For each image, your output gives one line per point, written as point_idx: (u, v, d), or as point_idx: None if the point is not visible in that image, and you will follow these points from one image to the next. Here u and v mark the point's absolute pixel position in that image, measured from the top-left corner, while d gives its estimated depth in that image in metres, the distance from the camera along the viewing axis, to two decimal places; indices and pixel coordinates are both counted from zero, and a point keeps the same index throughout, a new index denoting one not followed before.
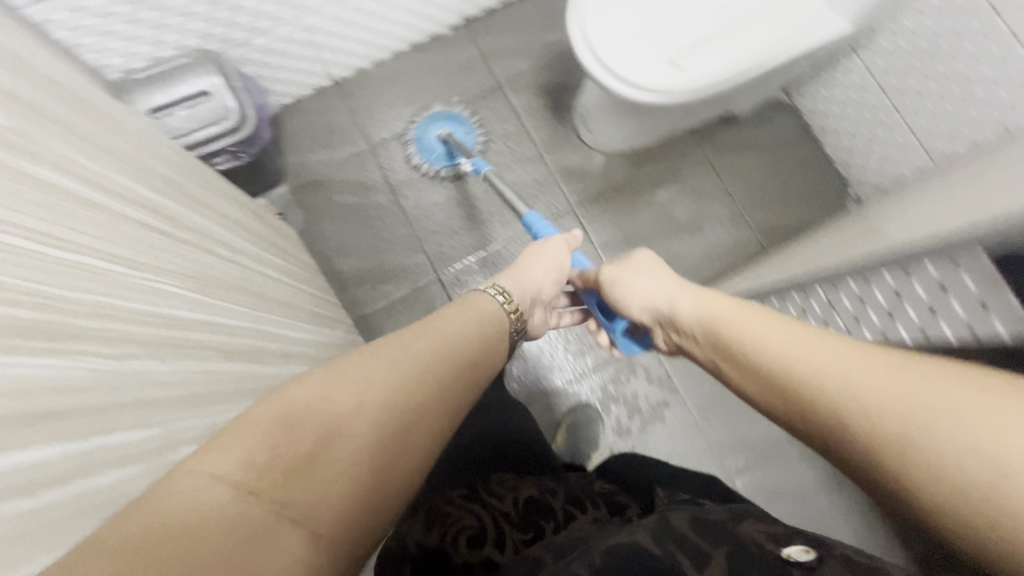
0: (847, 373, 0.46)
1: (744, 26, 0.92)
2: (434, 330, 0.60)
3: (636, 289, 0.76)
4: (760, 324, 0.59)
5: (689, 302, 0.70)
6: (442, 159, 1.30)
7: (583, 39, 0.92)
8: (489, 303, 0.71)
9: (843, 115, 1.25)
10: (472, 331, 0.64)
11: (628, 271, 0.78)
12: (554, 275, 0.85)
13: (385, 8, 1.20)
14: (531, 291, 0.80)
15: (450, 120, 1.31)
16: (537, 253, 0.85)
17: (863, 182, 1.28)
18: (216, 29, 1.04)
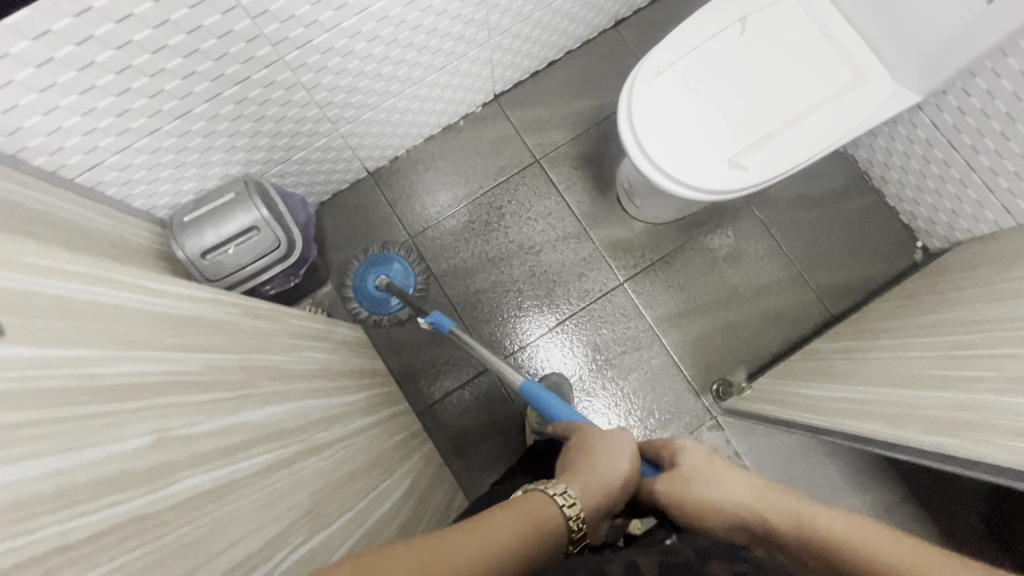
0: (832, 535, 0.52)
1: (810, 115, 0.86)
2: (494, 533, 0.43)
3: (717, 485, 0.60)
4: (779, 497, 0.58)
5: (772, 502, 0.58)
6: (384, 307, 1.25)
7: (636, 143, 0.88)
8: (554, 510, 0.49)
9: (905, 167, 1.19)
10: (538, 528, 0.46)
11: (705, 472, 0.62)
12: (627, 488, 0.57)
13: (418, 102, 1.18)
14: (602, 508, 0.54)
15: (374, 262, 1.27)
16: (609, 453, 0.59)
17: (932, 234, 1.23)
18: (257, 154, 1.03)
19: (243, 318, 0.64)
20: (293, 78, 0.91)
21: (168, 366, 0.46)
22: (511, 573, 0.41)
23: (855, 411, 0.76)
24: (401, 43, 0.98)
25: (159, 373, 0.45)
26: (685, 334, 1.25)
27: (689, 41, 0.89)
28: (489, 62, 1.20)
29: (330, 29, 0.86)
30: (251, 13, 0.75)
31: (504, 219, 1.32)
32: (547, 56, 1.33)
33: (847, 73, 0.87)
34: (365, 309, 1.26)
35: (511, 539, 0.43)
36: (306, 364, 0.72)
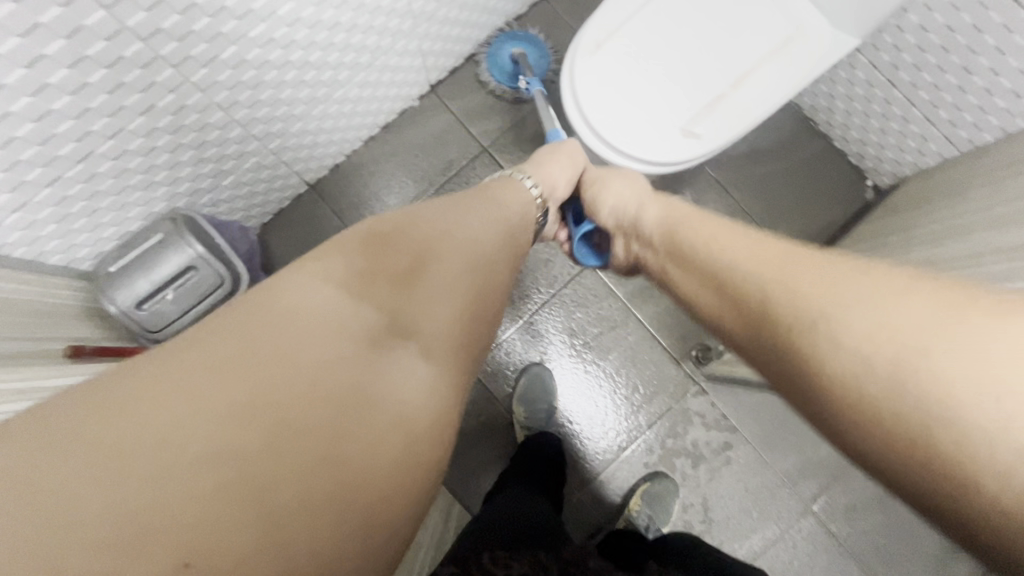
0: (783, 275, 0.52)
1: (756, 72, 0.84)
2: (463, 215, 0.62)
3: (617, 186, 0.80)
4: (680, 215, 0.73)
5: (653, 211, 0.76)
6: (508, 79, 1.22)
7: (587, 123, 0.84)
8: (529, 186, 0.76)
9: (848, 109, 1.20)
10: (529, 201, 0.74)
11: (615, 172, 0.82)
12: (564, 184, 0.82)
13: (350, 105, 1.11)
14: (547, 182, 0.79)
15: (527, 43, 1.23)
16: (559, 159, 0.82)
17: (880, 172, 1.25)
18: (182, 186, 0.94)
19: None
20: (206, 99, 0.82)
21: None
22: (495, 233, 0.63)
23: None
24: (321, 46, 0.91)
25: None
26: (659, 305, 1.25)
27: (625, 9, 0.85)
28: (420, 53, 1.14)
29: (239, 40, 0.78)
30: (143, 36, 0.66)
31: None
32: (479, 38, 1.26)
33: (788, 25, 0.85)
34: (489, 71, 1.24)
35: (486, 219, 0.64)
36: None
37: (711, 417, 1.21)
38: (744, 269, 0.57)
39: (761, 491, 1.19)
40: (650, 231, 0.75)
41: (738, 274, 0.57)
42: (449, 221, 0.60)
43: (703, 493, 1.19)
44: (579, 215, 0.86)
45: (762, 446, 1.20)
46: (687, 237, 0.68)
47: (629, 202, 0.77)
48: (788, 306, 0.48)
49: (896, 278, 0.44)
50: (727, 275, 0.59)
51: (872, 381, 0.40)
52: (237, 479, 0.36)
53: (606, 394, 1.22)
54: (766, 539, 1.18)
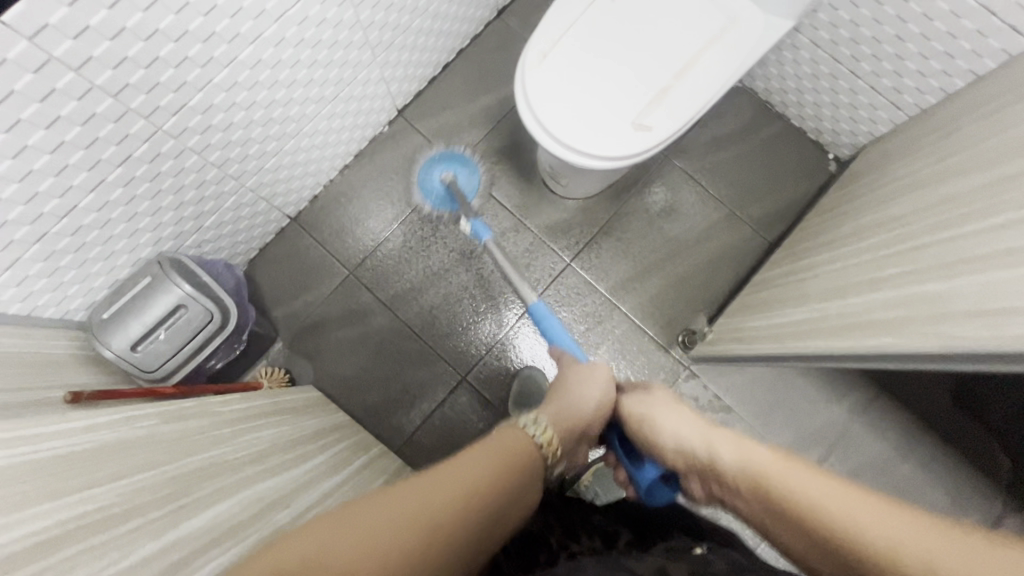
0: (852, 509, 0.45)
1: (697, 62, 0.89)
2: (455, 474, 0.48)
3: (662, 417, 0.69)
4: (731, 444, 0.61)
5: (721, 443, 0.61)
6: (446, 205, 1.23)
7: (543, 129, 0.89)
8: (521, 434, 0.58)
9: (799, 88, 1.24)
10: (521, 448, 0.57)
11: (664, 408, 0.71)
12: (594, 405, 0.72)
13: (321, 137, 1.15)
14: (564, 417, 0.68)
15: (451, 160, 1.26)
16: (585, 377, 0.76)
17: (840, 144, 1.29)
18: (164, 231, 0.98)
19: (154, 427, 0.61)
20: (179, 145, 0.87)
21: (70, 510, 0.44)
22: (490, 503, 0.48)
23: (802, 332, 0.79)
24: (284, 84, 0.95)
25: (65, 523, 0.43)
26: (641, 296, 1.28)
27: (566, 19, 0.90)
28: (382, 81, 1.19)
29: (204, 87, 0.82)
30: (113, 91, 0.71)
31: (439, 231, 1.30)
32: (438, 61, 1.32)
33: (720, 15, 0.90)
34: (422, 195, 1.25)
35: (474, 478, 0.48)
36: (247, 450, 0.69)
37: (704, 400, 1.23)
38: (793, 498, 0.49)
39: None
40: (728, 472, 0.58)
41: (800, 497, 0.49)
42: (388, 505, 0.43)
43: None
44: (635, 456, 0.74)
45: (758, 422, 1.22)
46: (773, 481, 0.52)
47: (685, 437, 0.65)
48: (869, 544, 0.42)
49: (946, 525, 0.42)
50: (791, 508, 0.49)
51: None
52: None
53: None
54: None
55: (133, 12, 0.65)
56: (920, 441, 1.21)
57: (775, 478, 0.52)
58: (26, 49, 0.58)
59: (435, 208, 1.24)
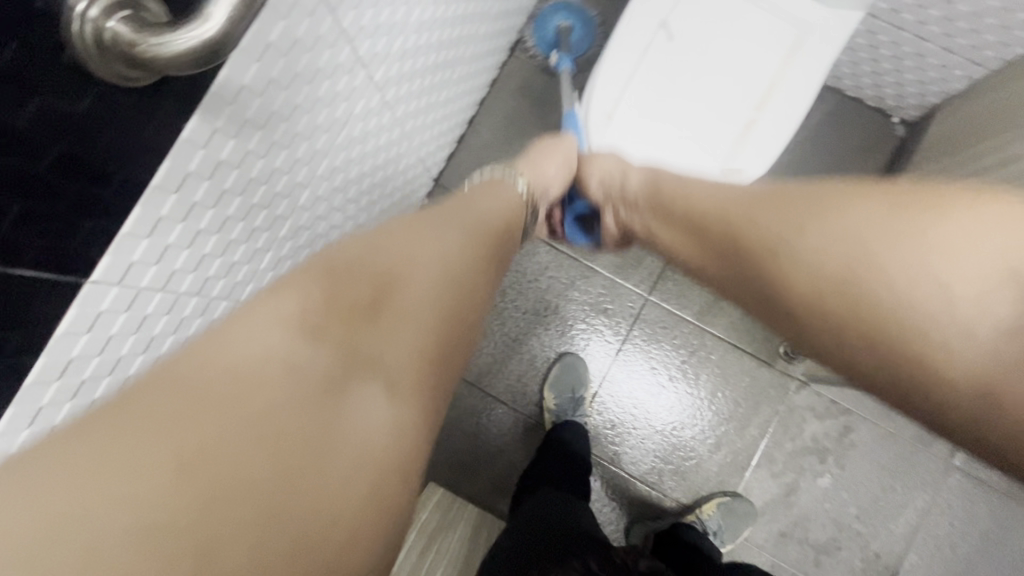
0: (798, 222, 0.57)
1: (777, 85, 0.81)
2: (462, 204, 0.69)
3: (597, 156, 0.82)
4: (702, 187, 0.69)
5: (637, 171, 0.77)
6: (546, 46, 1.22)
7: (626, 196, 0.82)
8: (510, 188, 0.78)
9: (853, 60, 1.15)
10: (502, 193, 0.75)
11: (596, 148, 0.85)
12: (555, 180, 0.84)
13: None
14: (540, 181, 0.82)
15: (580, 24, 1.22)
16: (550, 156, 0.84)
17: (905, 107, 1.20)
18: None
19: None
20: None
21: None
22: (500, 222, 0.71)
23: None
24: (337, 207, 0.91)
25: None
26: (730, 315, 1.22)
27: (623, 71, 0.82)
28: (416, 160, 1.13)
29: (272, 244, 0.77)
30: (197, 289, 0.66)
31: (505, 294, 1.23)
32: (462, 120, 1.25)
33: (789, 28, 0.81)
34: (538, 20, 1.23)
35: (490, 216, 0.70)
36: None
37: (821, 407, 1.18)
38: (767, 228, 0.59)
39: (897, 464, 1.16)
40: (634, 194, 0.77)
41: (767, 226, 0.59)
42: (419, 224, 0.61)
43: (842, 486, 1.16)
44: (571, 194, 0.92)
45: (884, 420, 1.17)
46: (697, 208, 0.67)
47: (612, 169, 0.80)
48: (811, 248, 0.55)
49: (890, 198, 0.54)
50: (749, 244, 0.60)
51: (855, 281, 0.53)
52: (203, 538, 0.37)
53: (711, 406, 1.20)
54: (920, 511, 1.15)
55: (206, 212, 0.60)
56: None
57: (730, 216, 0.63)
58: (117, 294, 0.53)
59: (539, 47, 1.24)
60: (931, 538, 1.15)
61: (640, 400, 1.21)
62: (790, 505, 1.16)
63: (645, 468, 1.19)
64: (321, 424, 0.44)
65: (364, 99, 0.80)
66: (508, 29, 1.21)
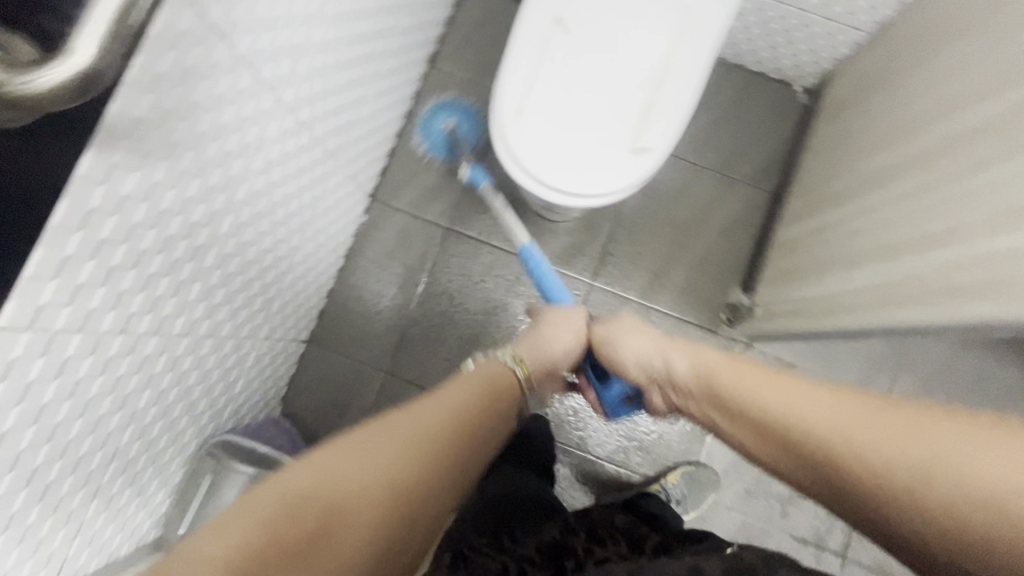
0: (849, 418, 0.54)
1: (670, 65, 0.86)
2: (442, 398, 0.63)
3: (627, 341, 0.78)
4: (733, 370, 0.66)
5: (681, 356, 0.72)
6: (441, 150, 1.26)
7: (544, 184, 0.85)
8: (498, 364, 0.74)
9: (750, 37, 1.22)
10: (495, 374, 0.72)
11: (618, 328, 0.80)
12: (563, 349, 0.81)
13: (311, 256, 1.11)
14: (539, 355, 0.79)
15: (465, 118, 1.27)
16: (562, 329, 0.83)
17: (804, 76, 1.28)
18: (203, 417, 0.93)
19: None
20: (193, 338, 0.81)
21: None
22: (469, 410, 0.63)
23: (872, 302, 0.77)
24: (267, 231, 0.91)
25: None
26: (672, 290, 1.27)
27: (526, 68, 0.86)
28: (347, 177, 1.14)
29: (199, 275, 0.77)
30: (121, 326, 0.65)
31: (454, 297, 1.27)
32: (390, 134, 1.27)
33: (675, 11, 0.87)
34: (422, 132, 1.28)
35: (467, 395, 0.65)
36: None
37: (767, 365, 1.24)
38: (821, 435, 0.55)
39: None
40: (684, 380, 0.71)
41: (805, 420, 0.56)
42: (390, 419, 0.57)
43: None
44: (601, 371, 0.86)
45: None
46: (724, 386, 0.65)
47: (648, 353, 0.76)
48: (890, 469, 0.50)
49: (960, 420, 0.51)
50: (793, 434, 0.57)
51: (961, 501, 0.47)
52: None
53: None
54: None
55: (117, 247, 0.60)
56: None
57: (755, 402, 0.62)
58: (30, 338, 0.52)
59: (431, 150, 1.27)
60: None
61: None
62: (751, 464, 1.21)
63: (611, 450, 1.22)
64: None
65: (278, 121, 0.81)
66: (423, 42, 1.25)
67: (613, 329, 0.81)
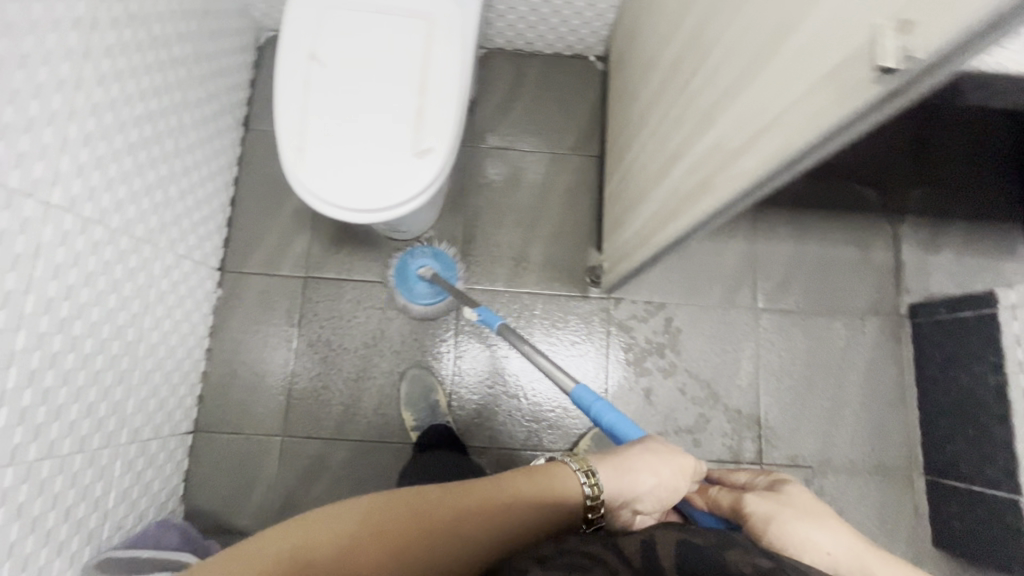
0: None
1: (429, 70, 0.91)
2: (491, 503, 0.52)
3: (799, 523, 0.61)
4: None
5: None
6: (426, 298, 1.23)
7: (346, 207, 0.87)
8: (574, 487, 0.58)
9: (529, 25, 1.31)
10: (556, 495, 0.56)
11: (790, 509, 0.63)
12: (656, 489, 0.64)
13: (161, 345, 1.08)
14: (624, 494, 0.62)
15: (437, 263, 1.25)
16: (657, 465, 0.66)
17: (591, 47, 1.39)
18: (72, 545, 0.87)
19: None
20: (21, 466, 0.75)
21: None
22: (502, 535, 0.50)
23: (657, 224, 0.84)
24: (86, 333, 0.87)
25: None
26: (535, 270, 1.32)
27: (296, 106, 0.89)
28: (179, 257, 1.12)
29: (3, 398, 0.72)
30: None
31: (330, 341, 1.27)
32: (221, 204, 1.27)
33: (419, 22, 0.93)
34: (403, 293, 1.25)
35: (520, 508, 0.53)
36: None
37: (640, 311, 1.31)
38: None
39: (719, 329, 1.31)
40: None
41: None
42: (431, 510, 0.50)
43: (685, 368, 1.29)
44: None
45: (691, 298, 1.31)
46: None
47: (830, 551, 0.59)
48: None
49: None
50: None
51: None
52: None
53: (555, 353, 1.29)
54: (751, 356, 1.30)
55: None
56: (809, 223, 1.35)
57: None
58: None
59: (415, 303, 1.24)
60: (769, 374, 1.30)
61: (493, 378, 1.27)
62: (654, 407, 1.27)
63: (523, 436, 1.25)
64: None
65: (54, 223, 0.79)
66: (226, 109, 1.26)
67: (781, 509, 0.63)
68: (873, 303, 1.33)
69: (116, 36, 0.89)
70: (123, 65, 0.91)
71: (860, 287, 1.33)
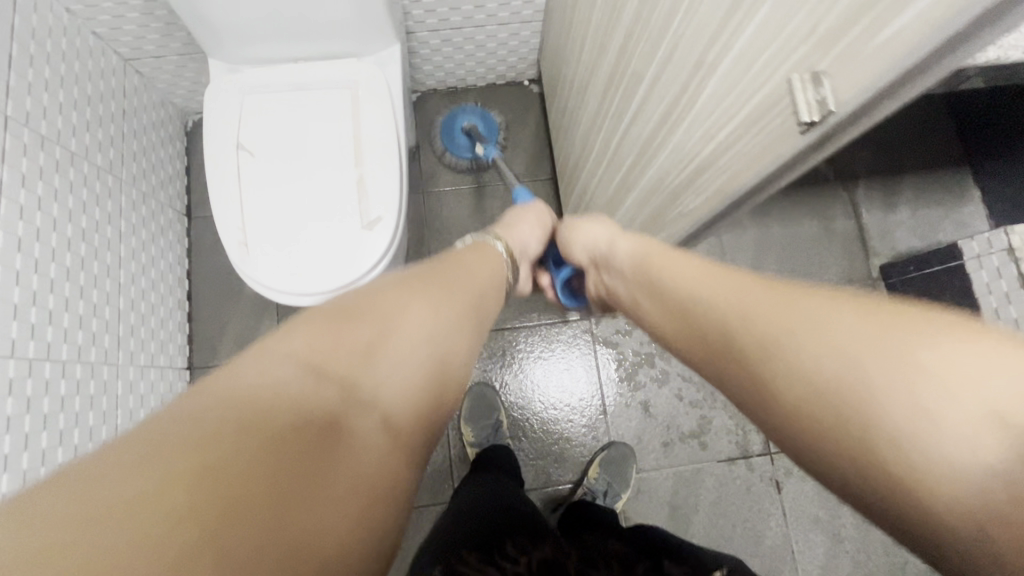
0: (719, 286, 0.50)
1: (363, 138, 0.89)
2: (464, 271, 0.64)
3: (584, 230, 0.76)
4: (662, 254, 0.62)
5: (626, 245, 0.68)
6: (466, 151, 1.30)
7: (303, 293, 0.85)
8: (492, 250, 0.72)
9: (457, 64, 1.31)
10: (490, 260, 0.70)
11: (585, 221, 0.79)
12: (534, 242, 0.82)
13: None
14: (520, 243, 0.79)
15: (482, 121, 1.31)
16: (530, 218, 0.84)
17: (523, 72, 1.38)
18: None
19: None
20: None
21: None
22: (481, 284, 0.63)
23: None
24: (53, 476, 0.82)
25: None
26: (511, 305, 1.30)
27: (234, 199, 0.86)
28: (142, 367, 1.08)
29: None
30: None
31: None
32: (177, 300, 1.23)
33: (345, 92, 0.91)
34: (445, 142, 1.32)
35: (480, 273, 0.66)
36: None
37: (622, 326, 1.30)
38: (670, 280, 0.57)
39: None
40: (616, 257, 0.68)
41: (679, 277, 0.56)
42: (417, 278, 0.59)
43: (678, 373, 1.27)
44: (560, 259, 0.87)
45: None
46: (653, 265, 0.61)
47: (596, 237, 0.74)
48: (717, 306, 0.48)
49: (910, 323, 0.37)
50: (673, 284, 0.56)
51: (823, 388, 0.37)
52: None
53: (547, 387, 1.28)
54: None
55: None
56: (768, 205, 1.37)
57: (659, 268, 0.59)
58: None
59: (455, 154, 1.31)
60: None
61: None
62: (655, 418, 1.25)
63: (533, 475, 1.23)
64: (310, 475, 0.37)
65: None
66: (165, 204, 1.22)
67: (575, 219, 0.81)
68: (845, 271, 1.34)
69: (32, 163, 0.85)
70: (45, 190, 0.87)
71: (830, 259, 1.34)
